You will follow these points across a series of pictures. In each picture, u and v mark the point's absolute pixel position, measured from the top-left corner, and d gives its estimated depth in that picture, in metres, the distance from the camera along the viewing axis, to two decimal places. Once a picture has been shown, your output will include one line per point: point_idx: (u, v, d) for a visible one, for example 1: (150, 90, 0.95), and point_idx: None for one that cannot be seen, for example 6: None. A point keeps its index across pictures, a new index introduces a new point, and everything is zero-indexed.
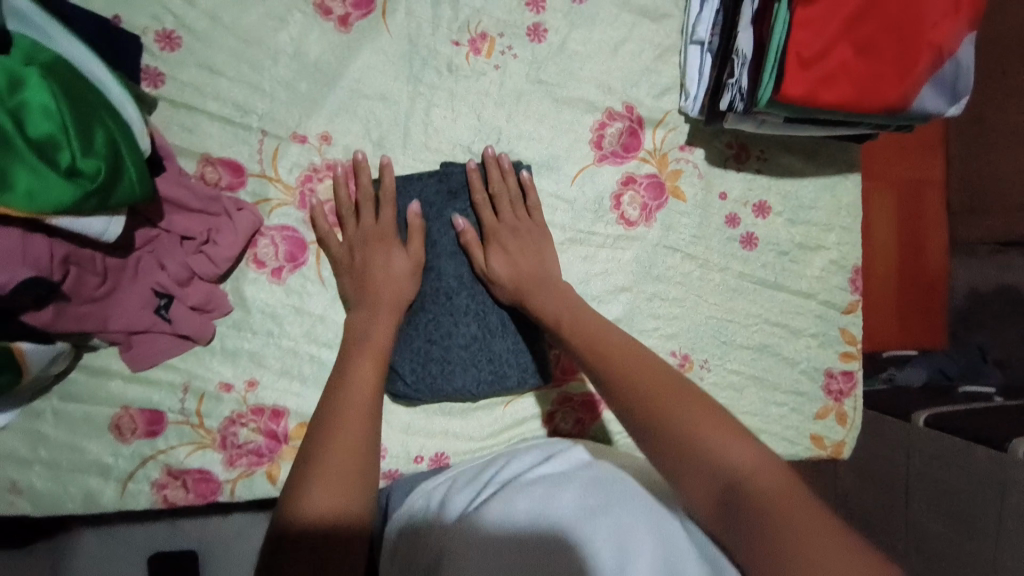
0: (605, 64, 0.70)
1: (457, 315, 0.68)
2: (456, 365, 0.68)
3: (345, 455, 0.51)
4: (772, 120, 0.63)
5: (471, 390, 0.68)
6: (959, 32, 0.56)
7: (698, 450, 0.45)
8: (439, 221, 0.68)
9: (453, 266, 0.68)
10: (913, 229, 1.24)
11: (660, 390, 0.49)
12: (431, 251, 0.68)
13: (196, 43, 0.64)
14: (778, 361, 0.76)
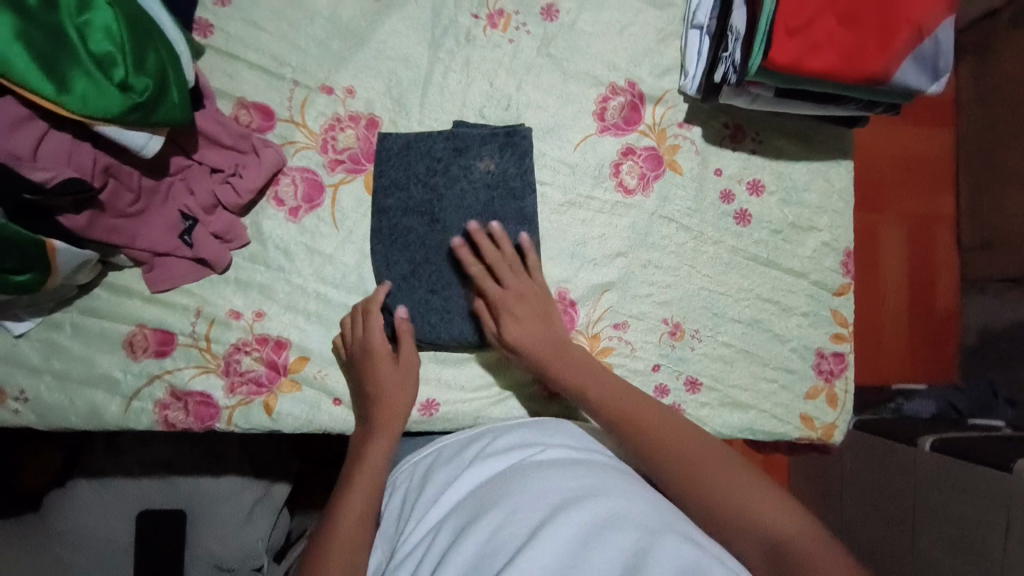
0: (611, 45, 0.76)
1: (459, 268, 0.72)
2: (456, 312, 0.72)
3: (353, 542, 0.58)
4: (763, 94, 0.68)
5: (469, 338, 0.72)
6: (937, 15, 0.61)
7: (738, 511, 0.52)
8: (448, 173, 0.72)
9: (457, 217, 0.72)
10: (919, 264, 1.43)
11: (688, 457, 0.57)
12: (438, 200, 0.72)
13: (244, 2, 0.72)
14: (769, 337, 0.77)
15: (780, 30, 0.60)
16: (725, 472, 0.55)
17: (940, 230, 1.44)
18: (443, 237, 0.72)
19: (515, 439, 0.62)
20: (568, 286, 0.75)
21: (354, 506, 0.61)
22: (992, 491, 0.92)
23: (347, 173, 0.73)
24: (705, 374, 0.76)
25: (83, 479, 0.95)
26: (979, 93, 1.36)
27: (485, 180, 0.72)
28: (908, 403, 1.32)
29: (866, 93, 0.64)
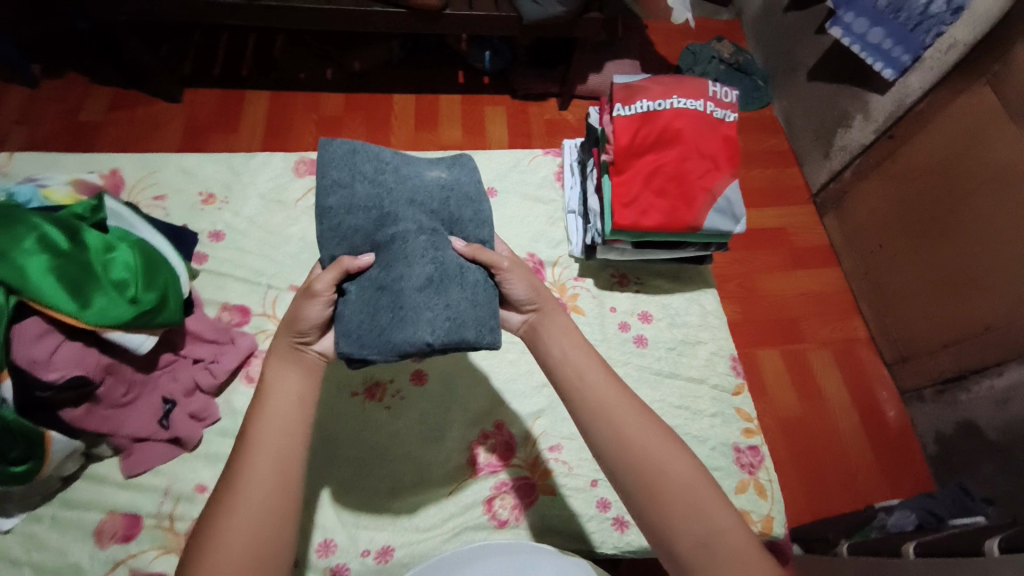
0: (514, 232, 1.02)
1: (411, 257, 0.64)
2: (410, 310, 0.62)
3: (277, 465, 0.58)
4: (626, 248, 0.92)
5: (427, 338, 0.61)
6: (721, 182, 0.88)
7: (684, 506, 0.56)
8: (396, 172, 0.71)
9: (408, 209, 0.69)
10: (856, 382, 1.40)
11: (643, 445, 0.60)
12: (387, 195, 0.69)
13: (234, 235, 0.95)
14: (689, 441, 0.86)
15: (615, 206, 0.86)
16: (672, 458, 0.59)
17: (861, 348, 1.43)
18: (393, 232, 0.67)
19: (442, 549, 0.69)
20: (505, 419, 0.86)
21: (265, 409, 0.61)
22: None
23: None
24: None
25: None
26: (848, 234, 1.49)
27: (436, 186, 0.72)
28: (890, 518, 1.10)
29: (688, 237, 0.89)
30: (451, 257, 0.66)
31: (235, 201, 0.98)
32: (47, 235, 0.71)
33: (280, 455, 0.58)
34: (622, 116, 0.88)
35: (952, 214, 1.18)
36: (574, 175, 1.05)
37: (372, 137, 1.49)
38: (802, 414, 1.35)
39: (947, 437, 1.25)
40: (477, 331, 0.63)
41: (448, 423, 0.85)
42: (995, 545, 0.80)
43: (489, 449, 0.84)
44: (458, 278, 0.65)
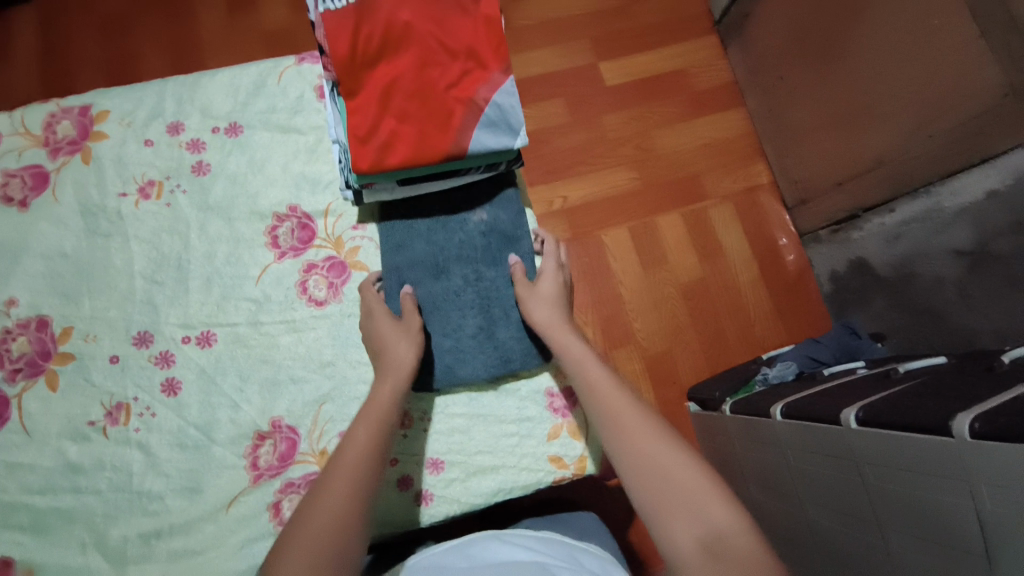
0: (270, 180, 0.82)
1: (465, 309, 0.78)
2: (468, 353, 0.77)
3: (350, 479, 0.58)
4: (392, 185, 0.75)
5: (480, 375, 0.76)
6: (484, 85, 0.69)
7: (691, 500, 0.53)
8: (445, 230, 0.80)
9: (458, 264, 0.79)
10: (756, 233, 1.28)
11: (648, 441, 0.58)
12: (441, 253, 0.79)
13: None
14: (497, 394, 0.79)
15: (353, 144, 0.68)
16: (674, 451, 0.57)
17: (762, 196, 1.30)
18: (447, 288, 0.78)
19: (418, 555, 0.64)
20: (281, 412, 0.73)
21: (358, 437, 0.62)
22: (833, 447, 0.68)
23: (28, 379, 0.72)
24: (445, 451, 0.76)
25: None
26: (751, 69, 1.29)
27: (478, 232, 0.80)
28: (772, 370, 1.07)
29: (457, 163, 0.71)
30: (497, 304, 0.78)
31: None
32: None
33: (372, 453, 0.61)
34: (334, 14, 0.68)
35: (842, 26, 1.00)
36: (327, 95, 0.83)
37: (170, 42, 1.17)
38: (699, 282, 1.24)
39: (841, 276, 1.17)
40: (535, 356, 0.78)
41: (210, 431, 0.72)
42: (853, 413, 0.64)
43: (269, 452, 0.71)
44: (505, 321, 0.78)
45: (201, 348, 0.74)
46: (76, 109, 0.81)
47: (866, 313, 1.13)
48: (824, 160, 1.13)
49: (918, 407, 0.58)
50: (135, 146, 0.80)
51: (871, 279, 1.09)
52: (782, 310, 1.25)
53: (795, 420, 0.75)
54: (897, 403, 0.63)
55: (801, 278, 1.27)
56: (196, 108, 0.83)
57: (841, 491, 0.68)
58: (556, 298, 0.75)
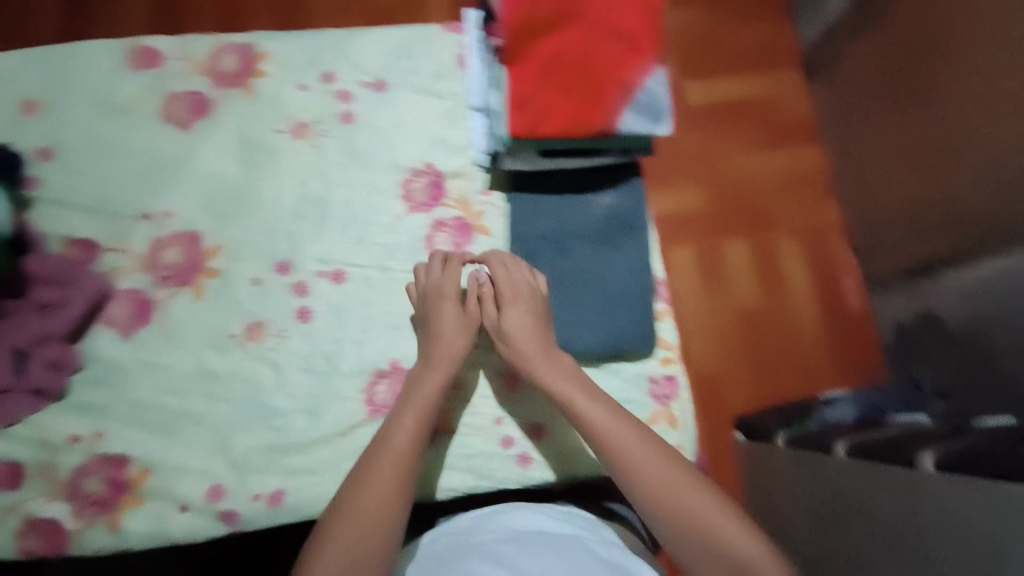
0: (409, 136, 0.85)
1: (583, 286, 0.80)
2: (582, 328, 0.78)
3: (389, 474, 0.63)
4: (533, 156, 0.78)
5: (593, 350, 0.78)
6: (641, 69, 0.70)
7: (710, 537, 0.60)
8: (573, 205, 0.81)
9: (582, 242, 0.81)
10: (823, 272, 1.26)
11: (676, 480, 0.63)
12: (565, 229, 0.81)
13: (71, 153, 0.80)
14: (602, 371, 0.80)
15: (513, 108, 0.69)
16: (696, 491, 0.62)
17: (832, 235, 1.27)
18: (568, 263, 0.80)
19: (436, 531, 0.66)
20: (399, 355, 0.78)
21: (393, 430, 0.67)
22: (900, 490, 0.69)
23: (174, 288, 0.78)
24: (547, 418, 0.78)
25: None
26: (839, 106, 1.24)
27: (605, 213, 0.81)
28: (829, 412, 1.08)
29: (601, 141, 0.72)
30: (615, 284, 0.79)
31: (63, 108, 0.82)
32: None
33: (411, 461, 0.65)
34: None
35: (947, 73, 0.95)
36: (477, 63, 0.85)
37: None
38: (769, 307, 1.23)
39: (907, 326, 1.13)
40: (643, 339, 0.79)
41: (337, 360, 0.78)
42: (929, 459, 0.65)
43: (384, 390, 0.77)
44: (622, 303, 0.79)
45: (334, 283, 0.80)
46: (239, 46, 0.85)
47: (930, 366, 1.09)
48: (904, 207, 1.09)
49: (994, 457, 0.60)
50: (291, 88, 0.85)
51: (940, 336, 1.05)
52: (842, 352, 1.23)
53: (860, 460, 0.76)
54: (975, 453, 0.63)
55: (864, 323, 1.24)
56: (349, 62, 0.87)
57: (902, 537, 0.68)
58: (524, 296, 0.75)
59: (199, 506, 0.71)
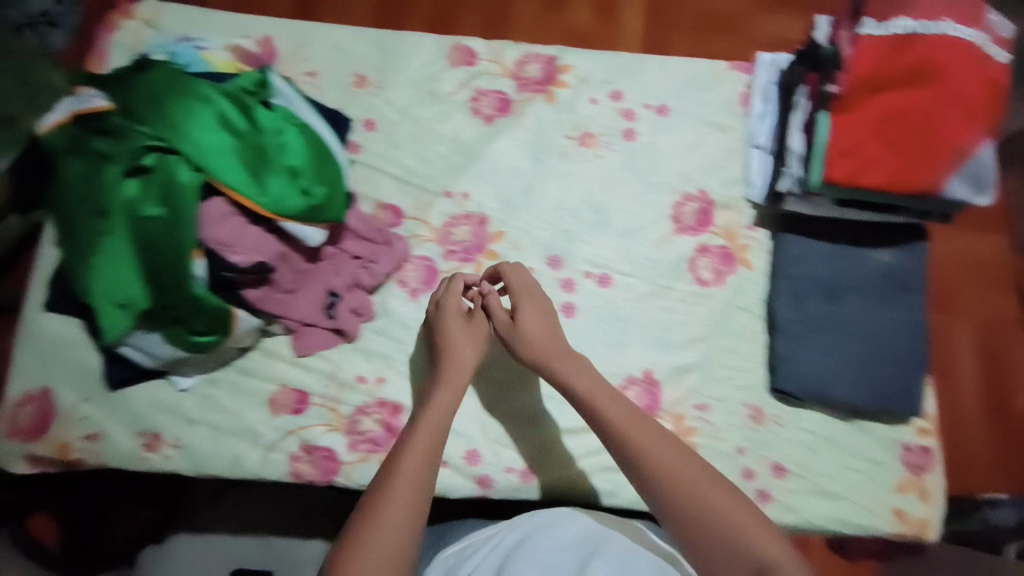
0: (683, 163, 0.90)
1: (853, 339, 0.82)
2: (846, 380, 0.81)
3: (417, 472, 0.62)
4: (825, 202, 0.79)
5: (853, 403, 0.81)
6: (977, 138, 0.71)
7: (734, 538, 0.55)
8: (850, 258, 0.83)
9: (856, 295, 0.83)
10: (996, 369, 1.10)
11: (718, 506, 0.57)
12: (840, 279, 0.83)
13: (389, 126, 0.91)
14: (853, 429, 0.84)
15: (834, 153, 0.73)
16: (708, 515, 0.56)
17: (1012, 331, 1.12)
18: (840, 314, 0.82)
19: (483, 537, 0.69)
20: (653, 366, 0.84)
21: (423, 429, 0.66)
22: None
23: (460, 262, 0.87)
24: (794, 460, 0.82)
25: (184, 533, 0.91)
26: None
27: (882, 272, 0.83)
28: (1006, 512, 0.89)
29: (913, 200, 0.74)
30: (886, 344, 0.82)
31: (388, 87, 0.92)
32: (221, 112, 0.71)
33: (434, 448, 0.65)
34: (869, 38, 0.73)
35: None
36: (767, 100, 0.88)
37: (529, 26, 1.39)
38: (967, 397, 1.09)
39: None
40: (903, 404, 0.82)
41: (593, 360, 0.84)
42: None
43: (633, 396, 0.83)
44: (890, 363, 0.82)
45: (599, 286, 0.88)
46: (544, 56, 0.93)
47: None
48: None
49: None
50: (584, 100, 0.92)
51: None
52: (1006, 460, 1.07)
53: None
54: None
55: None
56: (638, 85, 0.92)
57: None
58: (538, 301, 0.77)
59: (457, 464, 0.81)
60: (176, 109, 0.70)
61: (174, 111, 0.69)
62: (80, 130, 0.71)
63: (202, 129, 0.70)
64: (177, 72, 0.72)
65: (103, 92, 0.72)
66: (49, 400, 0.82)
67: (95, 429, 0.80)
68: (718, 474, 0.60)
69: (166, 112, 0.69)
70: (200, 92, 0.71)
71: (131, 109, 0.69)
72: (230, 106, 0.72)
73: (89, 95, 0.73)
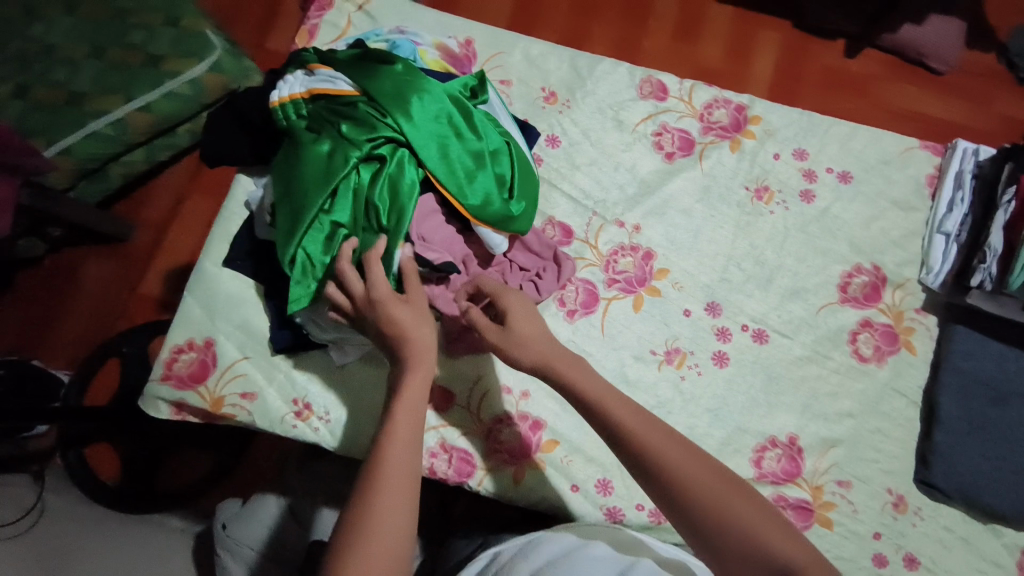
0: (851, 234, 0.91)
1: (1015, 445, 0.80)
2: (1001, 486, 0.79)
3: (399, 483, 0.55)
4: (1014, 304, 0.80)
5: (1006, 512, 0.79)
6: None
7: (753, 542, 0.52)
8: (1020, 362, 0.82)
9: (1022, 401, 0.81)
10: None
11: (722, 496, 0.55)
12: (1008, 382, 0.82)
13: (571, 146, 0.95)
14: (986, 530, 0.81)
15: None
16: (713, 503, 0.54)
17: None
18: (1004, 417, 0.81)
19: (520, 539, 0.68)
20: (799, 434, 0.83)
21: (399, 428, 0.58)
22: None
23: (620, 291, 0.88)
24: (926, 555, 0.80)
25: (274, 493, 0.99)
26: None
27: None
28: None
29: None
30: None
31: (576, 109, 0.96)
32: (449, 112, 0.74)
33: (411, 449, 0.57)
34: None
35: None
36: (961, 188, 0.89)
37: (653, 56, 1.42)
38: None
39: None
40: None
41: (739, 415, 0.84)
42: None
43: (773, 458, 0.82)
44: None
45: (754, 341, 0.87)
46: (733, 104, 0.96)
47: None
48: None
49: None
50: (768, 154, 0.94)
51: None
52: None
53: None
54: None
55: None
56: (819, 146, 0.95)
57: None
58: (513, 293, 0.69)
59: (588, 490, 0.82)
60: (414, 104, 0.74)
61: (411, 106, 0.74)
62: (319, 108, 0.76)
63: (432, 127, 0.74)
64: (415, 68, 0.76)
65: (345, 74, 0.77)
66: (211, 352, 0.85)
67: (251, 388, 0.84)
68: (729, 472, 0.57)
69: (405, 106, 0.73)
70: (435, 91, 0.75)
71: (374, 96, 0.73)
72: (455, 109, 0.75)
73: (330, 75, 0.77)
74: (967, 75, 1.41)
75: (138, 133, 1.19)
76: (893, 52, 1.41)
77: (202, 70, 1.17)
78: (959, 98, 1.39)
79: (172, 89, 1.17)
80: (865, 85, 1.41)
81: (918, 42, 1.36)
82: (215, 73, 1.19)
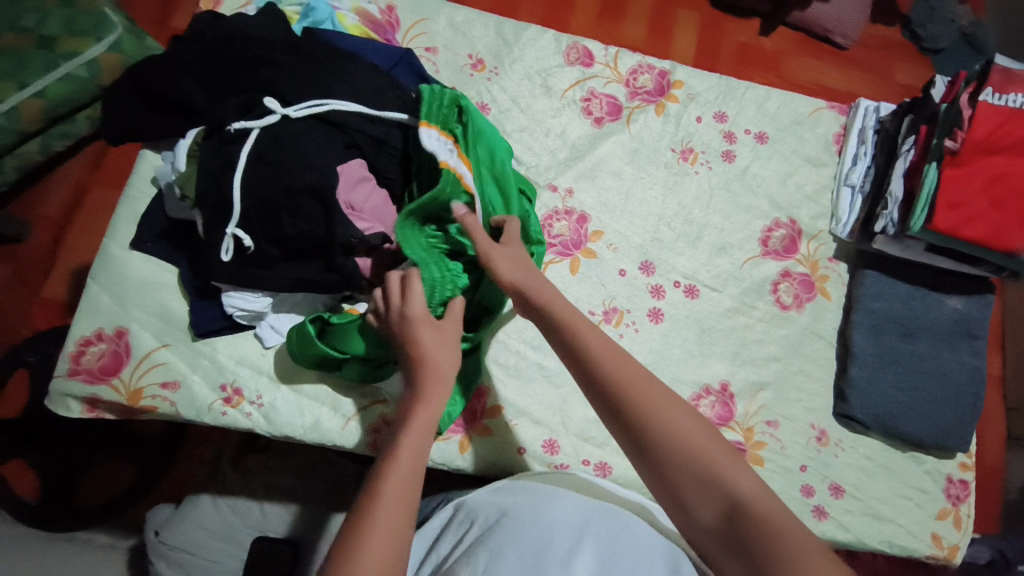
0: (769, 190, 0.96)
1: (925, 376, 0.87)
2: (914, 414, 0.86)
3: (405, 488, 0.50)
4: (915, 246, 0.86)
5: (920, 437, 0.86)
6: None
7: (701, 462, 0.51)
8: (925, 300, 0.90)
9: (928, 336, 0.89)
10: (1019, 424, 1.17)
11: (683, 424, 0.53)
12: (914, 318, 0.89)
13: (498, 114, 0.94)
14: (904, 456, 0.89)
15: (944, 203, 0.78)
16: (676, 430, 0.52)
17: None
18: (912, 350, 0.88)
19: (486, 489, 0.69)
20: (730, 380, 0.88)
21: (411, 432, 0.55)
22: None
23: (557, 255, 0.89)
24: (847, 482, 0.86)
25: (207, 495, 0.92)
26: None
27: (953, 316, 0.90)
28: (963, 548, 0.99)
29: (1002, 258, 0.81)
30: (952, 384, 0.87)
31: (503, 76, 0.96)
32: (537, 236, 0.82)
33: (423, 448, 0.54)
34: (987, 104, 0.80)
35: None
36: (865, 143, 0.96)
37: (579, 31, 1.43)
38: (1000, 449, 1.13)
39: None
40: (958, 441, 0.87)
41: (677, 366, 0.87)
42: None
43: (708, 405, 0.86)
44: (952, 402, 0.87)
45: (686, 296, 0.90)
46: (657, 70, 0.99)
47: None
48: None
49: None
50: (691, 117, 0.97)
51: None
52: None
53: None
54: None
55: None
56: (737, 109, 0.99)
57: None
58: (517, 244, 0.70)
59: (535, 452, 0.82)
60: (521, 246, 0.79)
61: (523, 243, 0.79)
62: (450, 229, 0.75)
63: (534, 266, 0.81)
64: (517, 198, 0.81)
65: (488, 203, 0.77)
66: (123, 341, 0.79)
67: (173, 377, 0.78)
68: (679, 397, 0.55)
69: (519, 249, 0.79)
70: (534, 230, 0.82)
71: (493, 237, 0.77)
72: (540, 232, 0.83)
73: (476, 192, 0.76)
74: (873, 49, 1.51)
75: (33, 124, 1.05)
76: (802, 29, 1.49)
77: (99, 49, 1.06)
78: (866, 71, 1.49)
79: (69, 72, 1.05)
80: (776, 60, 1.48)
81: (826, 20, 1.44)
82: (112, 53, 1.08)
